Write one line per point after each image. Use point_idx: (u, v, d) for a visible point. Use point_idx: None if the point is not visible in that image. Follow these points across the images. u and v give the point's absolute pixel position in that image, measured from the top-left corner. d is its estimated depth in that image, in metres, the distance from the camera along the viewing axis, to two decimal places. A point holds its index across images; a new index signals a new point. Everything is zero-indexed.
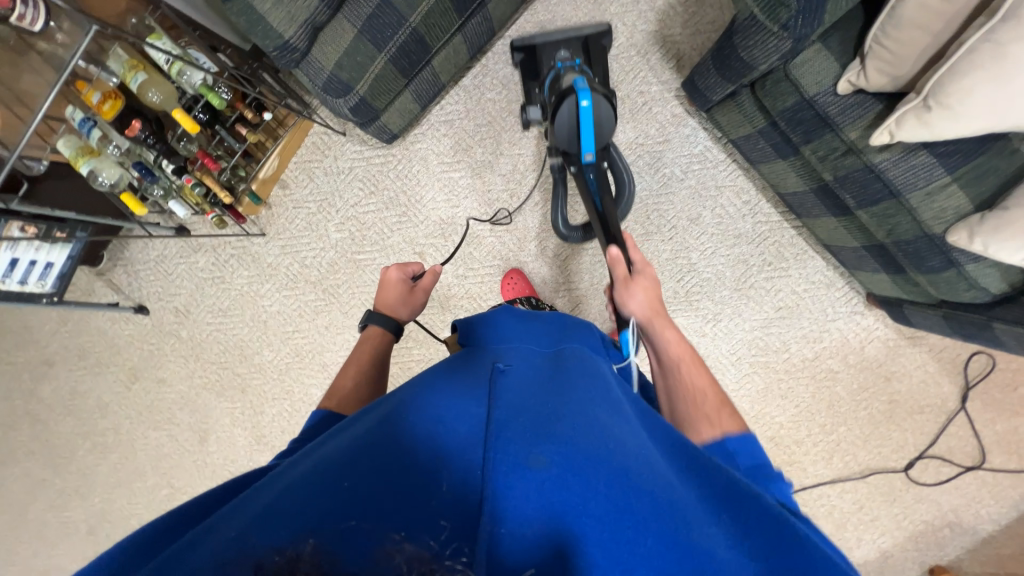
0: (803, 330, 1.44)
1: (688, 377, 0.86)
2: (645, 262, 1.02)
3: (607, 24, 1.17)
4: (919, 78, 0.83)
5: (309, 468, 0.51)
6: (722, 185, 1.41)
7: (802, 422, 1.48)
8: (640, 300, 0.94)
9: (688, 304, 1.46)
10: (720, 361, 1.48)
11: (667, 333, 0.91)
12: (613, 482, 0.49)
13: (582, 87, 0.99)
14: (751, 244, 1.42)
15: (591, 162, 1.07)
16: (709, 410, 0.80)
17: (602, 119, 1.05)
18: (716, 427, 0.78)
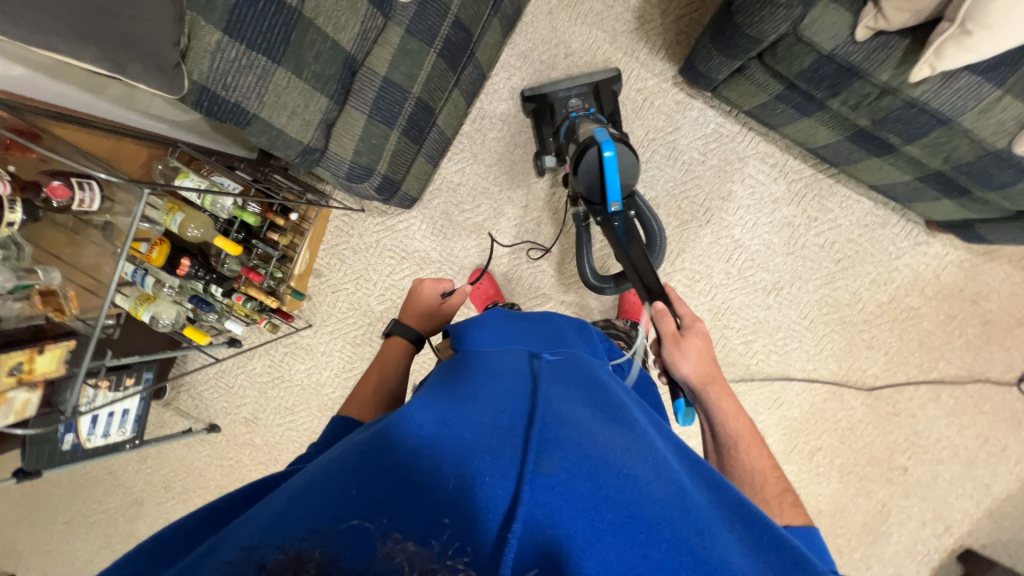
0: (870, 276, 1.39)
1: (746, 453, 0.83)
2: (694, 319, 0.95)
3: (615, 71, 1.33)
4: (939, 7, 0.81)
5: (320, 466, 0.52)
6: (745, 156, 1.38)
7: (896, 368, 1.41)
8: (693, 364, 0.89)
9: (744, 281, 1.42)
10: (794, 329, 1.43)
11: (723, 403, 0.87)
12: (626, 493, 0.48)
13: (605, 139, 1.02)
14: (792, 205, 1.39)
15: (618, 212, 1.05)
16: (770, 493, 0.78)
17: (626, 166, 1.07)
18: (777, 515, 0.75)
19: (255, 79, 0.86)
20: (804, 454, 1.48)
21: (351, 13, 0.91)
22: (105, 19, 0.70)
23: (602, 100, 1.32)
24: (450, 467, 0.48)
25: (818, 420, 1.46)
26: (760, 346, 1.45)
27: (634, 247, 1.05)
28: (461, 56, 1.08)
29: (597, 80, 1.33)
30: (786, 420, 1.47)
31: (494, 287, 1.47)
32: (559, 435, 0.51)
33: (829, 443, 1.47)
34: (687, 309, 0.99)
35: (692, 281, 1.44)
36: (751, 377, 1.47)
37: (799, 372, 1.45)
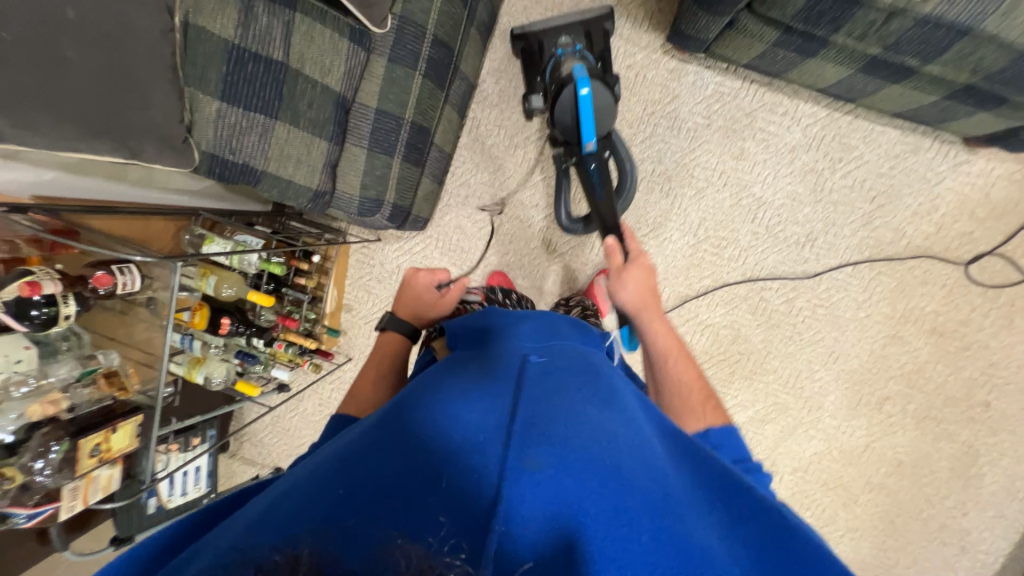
0: (910, 208, 1.30)
1: (675, 366, 0.92)
2: (639, 251, 1.07)
3: (609, 9, 1.19)
4: None
5: (310, 477, 0.52)
6: (752, 110, 1.33)
7: (959, 300, 1.32)
8: (632, 291, 1.00)
9: (774, 239, 1.37)
10: (838, 278, 1.36)
11: (656, 323, 0.97)
12: (616, 481, 0.48)
13: (581, 75, 1.01)
14: (811, 150, 1.32)
15: (592, 150, 1.06)
16: (695, 402, 0.86)
17: (602, 107, 1.07)
18: (700, 416, 0.83)
19: (258, 137, 0.90)
20: (872, 406, 1.41)
21: (334, 53, 0.93)
22: (118, 113, 0.74)
23: (596, 41, 1.21)
24: (438, 467, 0.49)
25: (881, 368, 1.39)
26: (804, 302, 1.39)
27: (604, 190, 1.12)
28: (444, 72, 1.08)
29: (594, 18, 1.19)
30: (846, 373, 1.41)
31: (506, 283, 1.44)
32: (548, 433, 0.52)
33: (896, 390, 1.39)
34: (636, 245, 1.11)
35: (719, 248, 1.40)
36: (799, 336, 1.41)
37: (852, 322, 1.38)
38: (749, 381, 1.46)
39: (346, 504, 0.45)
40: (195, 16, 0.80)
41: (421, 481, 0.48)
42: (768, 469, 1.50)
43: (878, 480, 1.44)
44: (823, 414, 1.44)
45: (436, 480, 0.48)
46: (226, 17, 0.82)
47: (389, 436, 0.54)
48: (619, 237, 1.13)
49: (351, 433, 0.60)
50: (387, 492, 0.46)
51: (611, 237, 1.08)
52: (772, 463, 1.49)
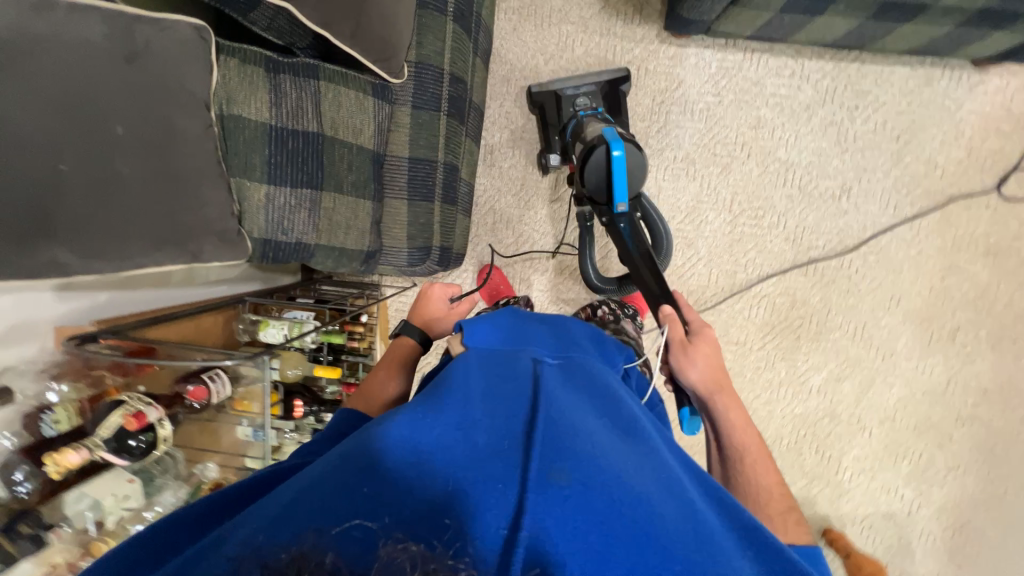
0: (936, 138, 1.31)
1: (750, 466, 0.76)
2: (702, 322, 0.89)
3: (625, 70, 1.30)
4: None
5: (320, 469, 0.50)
6: (760, 78, 1.33)
7: (1007, 216, 1.31)
8: (702, 372, 0.81)
9: (810, 197, 1.37)
10: (882, 222, 1.36)
11: (730, 412, 0.80)
12: (641, 509, 0.45)
13: (614, 138, 1.01)
14: (827, 104, 1.33)
15: (625, 211, 1.04)
16: (771, 514, 0.70)
17: (636, 169, 1.05)
18: (778, 532, 0.68)
19: (307, 213, 0.87)
20: (945, 339, 1.40)
21: (362, 113, 0.91)
22: (175, 219, 0.72)
23: (613, 100, 1.29)
24: (456, 477, 0.46)
25: (945, 301, 1.38)
26: (854, 252, 1.38)
27: (640, 249, 1.04)
28: (463, 106, 1.07)
29: (609, 78, 1.29)
30: (911, 312, 1.40)
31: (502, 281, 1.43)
32: (576, 448, 0.49)
33: (965, 318, 1.38)
34: (694, 313, 0.93)
35: (758, 218, 1.40)
36: (857, 286, 1.40)
37: (905, 261, 1.37)
38: (817, 343, 1.44)
39: (356, 502, 0.44)
40: (229, 106, 0.79)
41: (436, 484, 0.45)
42: (856, 425, 1.47)
43: (969, 411, 1.41)
44: (898, 358, 1.42)
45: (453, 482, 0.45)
46: (258, 100, 0.81)
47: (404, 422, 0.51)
48: (671, 301, 0.94)
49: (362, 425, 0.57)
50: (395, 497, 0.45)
51: (669, 305, 0.88)
52: (859, 418, 1.46)
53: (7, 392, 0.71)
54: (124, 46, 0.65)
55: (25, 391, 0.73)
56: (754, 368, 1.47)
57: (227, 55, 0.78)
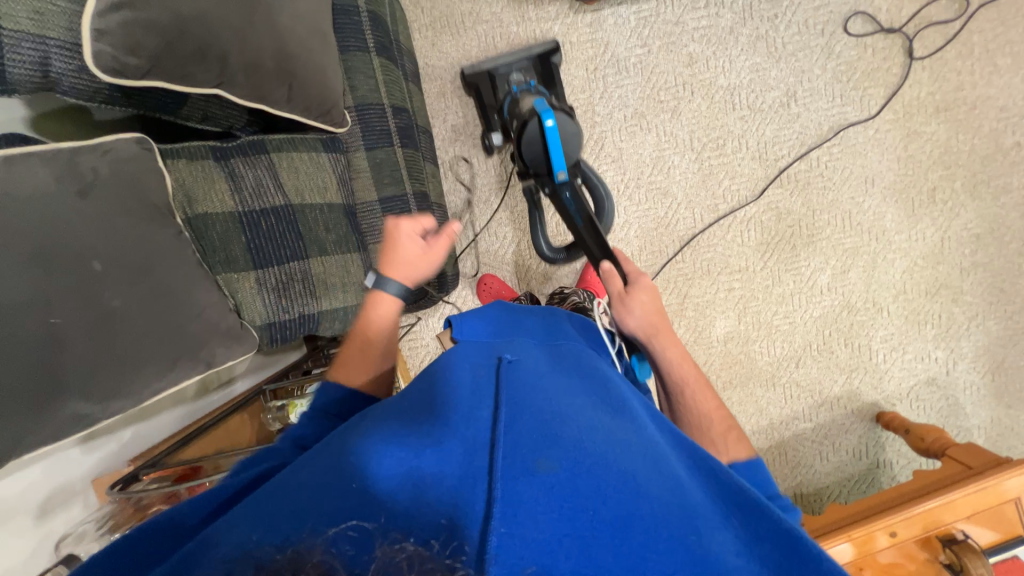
0: (857, 21, 1.36)
1: (693, 394, 0.81)
2: (638, 272, 0.98)
3: (552, 42, 1.30)
4: None
5: (315, 474, 0.48)
6: (679, 17, 1.36)
7: (943, 72, 1.37)
8: (639, 317, 0.90)
9: (760, 112, 1.41)
10: (834, 113, 1.40)
11: (671, 351, 0.85)
12: (626, 486, 0.45)
13: (545, 108, 1.01)
14: (747, 22, 1.36)
15: (565, 180, 1.05)
16: (716, 434, 0.76)
17: (571, 136, 1.06)
18: (721, 451, 0.73)
19: (301, 284, 0.86)
20: (926, 203, 1.45)
21: (321, 170, 0.90)
22: (179, 332, 0.70)
23: (547, 75, 1.30)
24: (445, 471, 0.46)
25: (915, 167, 1.43)
26: (818, 150, 1.42)
27: (583, 217, 1.07)
28: (414, 130, 1.07)
29: (540, 52, 1.29)
30: (889, 188, 1.44)
31: (504, 287, 1.40)
32: (561, 435, 0.48)
33: (938, 177, 1.43)
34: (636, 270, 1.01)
35: (721, 148, 1.43)
36: (832, 181, 1.44)
37: (868, 142, 1.42)
38: (812, 245, 1.48)
39: (348, 506, 0.43)
40: (192, 206, 0.78)
41: (431, 483, 0.45)
42: (874, 309, 1.51)
43: (970, 261, 1.46)
44: (891, 235, 1.47)
45: (449, 480, 0.45)
46: (219, 191, 0.80)
47: (398, 427, 0.51)
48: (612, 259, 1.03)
49: (351, 424, 0.55)
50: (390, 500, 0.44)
51: (604, 262, 0.99)
52: (874, 301, 1.51)
53: (72, 559, 0.65)
54: (75, 182, 0.63)
55: (88, 551, 0.67)
56: (764, 288, 1.49)
57: (173, 157, 0.77)
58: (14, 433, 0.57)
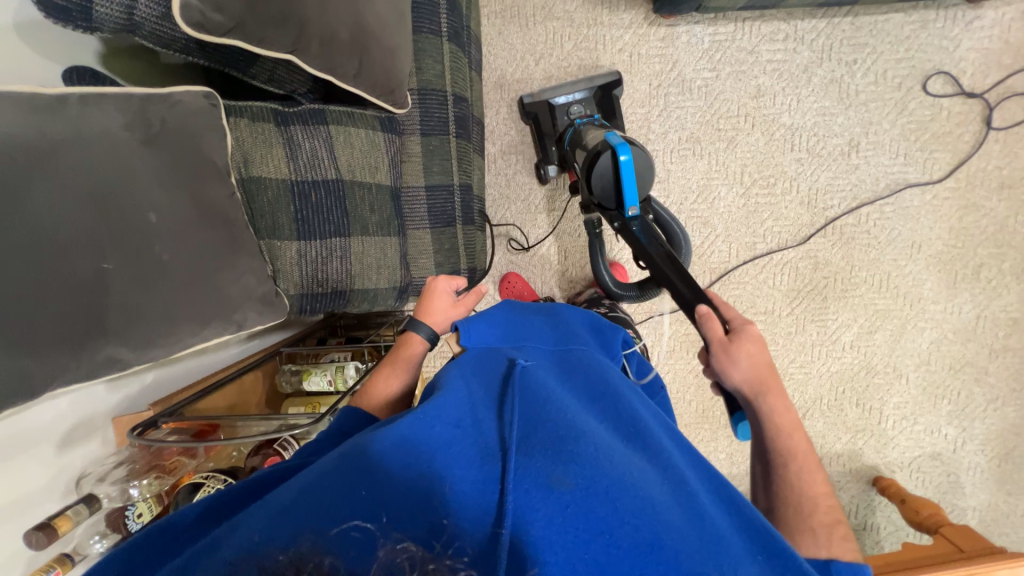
0: (939, 80, 1.30)
1: (802, 476, 0.67)
2: (744, 319, 0.77)
3: (615, 74, 1.29)
4: None
5: (322, 469, 0.48)
6: (754, 46, 1.32)
7: (1017, 147, 1.32)
8: (745, 372, 0.73)
9: (818, 158, 1.37)
10: (894, 171, 1.36)
11: (772, 419, 0.70)
12: (643, 513, 0.43)
13: (621, 142, 0.95)
14: (824, 62, 1.32)
15: (636, 217, 0.98)
16: (818, 524, 0.63)
17: (644, 169, 0.99)
18: (819, 543, 0.61)
19: (339, 261, 0.86)
20: (970, 278, 1.41)
21: (375, 150, 0.90)
22: (219, 293, 0.71)
23: (608, 106, 1.27)
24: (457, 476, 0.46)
25: (966, 240, 1.39)
26: (869, 206, 1.39)
27: (657, 248, 0.96)
28: (470, 122, 1.05)
29: (602, 83, 1.28)
30: (933, 257, 1.41)
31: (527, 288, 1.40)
32: (575, 453, 0.47)
33: (987, 254, 1.39)
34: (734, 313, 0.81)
35: (770, 187, 1.39)
36: (877, 239, 1.40)
37: (922, 207, 1.38)
38: (844, 300, 1.45)
39: (354, 503, 0.44)
40: (248, 168, 0.77)
41: (439, 487, 0.45)
42: (893, 374, 1.48)
43: (1002, 344, 1.43)
44: (926, 303, 1.44)
45: (458, 487, 0.45)
46: (275, 156, 0.79)
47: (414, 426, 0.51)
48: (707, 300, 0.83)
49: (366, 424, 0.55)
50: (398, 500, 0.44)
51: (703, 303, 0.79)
52: (894, 367, 1.48)
53: (94, 500, 0.69)
54: (142, 130, 0.63)
55: (109, 494, 0.72)
56: (786, 334, 1.47)
57: (236, 116, 0.76)
58: (51, 368, 0.57)
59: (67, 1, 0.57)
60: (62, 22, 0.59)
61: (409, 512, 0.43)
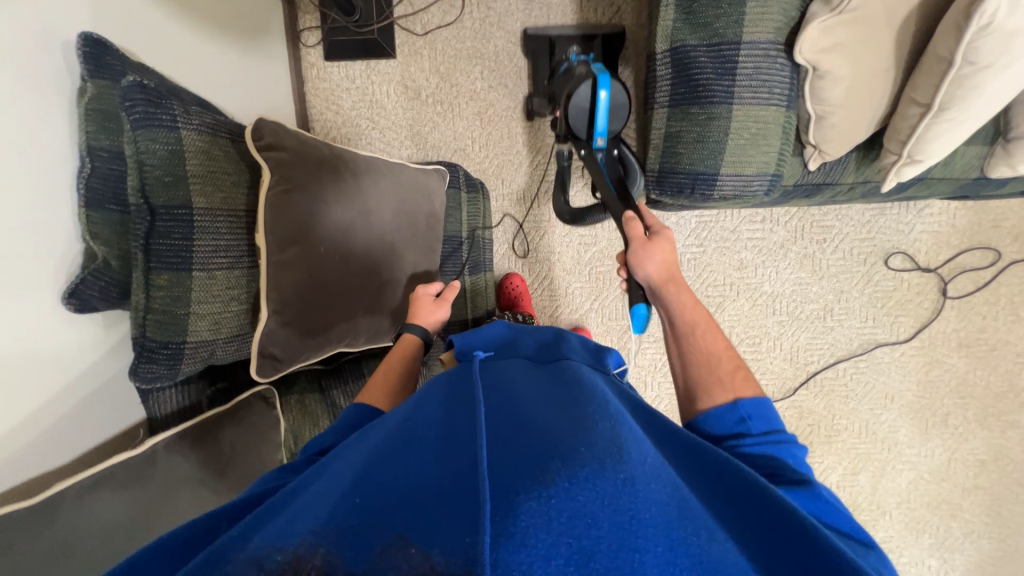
0: (898, 256, 1.48)
1: (705, 338, 0.73)
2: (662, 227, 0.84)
3: (620, 27, 1.30)
4: (887, 118, 0.78)
5: (321, 493, 0.45)
6: (736, 226, 1.48)
7: (970, 314, 1.48)
8: (660, 265, 0.78)
9: (796, 320, 1.51)
10: (866, 332, 1.51)
11: (682, 297, 0.77)
12: (636, 492, 0.40)
13: (602, 74, 0.89)
14: (798, 240, 1.48)
15: (602, 149, 0.92)
16: (724, 372, 0.69)
17: (622, 104, 0.94)
18: (728, 389, 0.67)
19: None
20: (939, 424, 1.53)
21: None
22: None
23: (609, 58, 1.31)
24: (442, 483, 0.43)
25: (933, 391, 1.52)
26: (846, 362, 1.52)
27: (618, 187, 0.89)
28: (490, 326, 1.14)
29: (604, 35, 1.30)
30: (906, 405, 1.53)
31: (525, 297, 1.36)
32: (570, 441, 0.45)
33: (953, 404, 1.52)
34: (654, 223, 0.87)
35: (756, 345, 1.52)
36: (854, 391, 1.53)
37: (892, 362, 1.52)
38: (828, 445, 1.56)
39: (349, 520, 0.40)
40: (297, 444, 0.86)
41: (439, 485, 0.42)
42: (877, 511, 1.57)
43: (973, 483, 1.53)
44: (902, 447, 1.55)
45: (459, 485, 0.42)
46: (319, 426, 0.88)
47: (397, 449, 0.48)
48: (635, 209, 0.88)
49: (359, 444, 0.53)
50: (400, 507, 0.41)
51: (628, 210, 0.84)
52: (878, 504, 1.57)
53: None
54: (215, 464, 0.75)
55: None
56: None
57: (287, 397, 0.88)
58: None
59: (158, 373, 0.66)
60: (150, 384, 0.68)
61: (409, 514, 0.40)
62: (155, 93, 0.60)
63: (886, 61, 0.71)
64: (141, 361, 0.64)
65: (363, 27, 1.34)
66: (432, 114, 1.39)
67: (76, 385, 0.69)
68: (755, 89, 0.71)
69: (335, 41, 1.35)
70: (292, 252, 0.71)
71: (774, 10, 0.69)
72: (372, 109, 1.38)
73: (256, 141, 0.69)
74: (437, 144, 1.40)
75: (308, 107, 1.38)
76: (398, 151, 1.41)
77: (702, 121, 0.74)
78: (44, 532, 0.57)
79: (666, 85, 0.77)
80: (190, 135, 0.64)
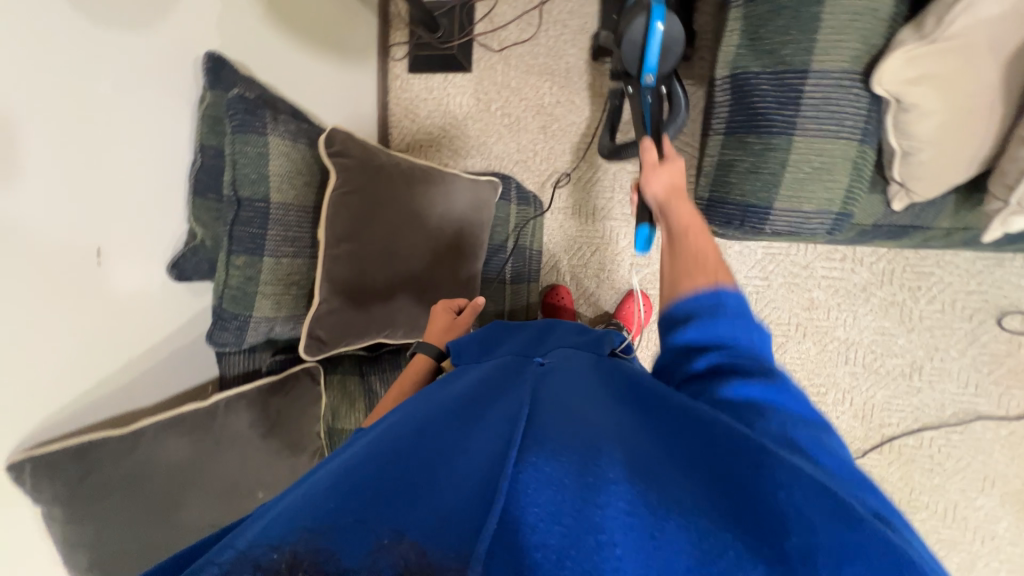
0: (1014, 316, 1.26)
1: (695, 241, 0.63)
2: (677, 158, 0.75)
3: None
4: (989, 157, 0.68)
5: (317, 480, 0.43)
6: (810, 262, 1.35)
7: None
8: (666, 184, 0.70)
9: (874, 373, 1.34)
10: (963, 400, 1.30)
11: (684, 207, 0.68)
12: (614, 466, 0.38)
13: (658, 5, 0.84)
14: (884, 285, 1.32)
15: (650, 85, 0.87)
16: (704, 263, 0.60)
17: (675, 38, 0.87)
18: (700, 274, 0.59)
19: None
20: None
21: None
22: None
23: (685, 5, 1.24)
24: (429, 454, 0.42)
25: None
26: (934, 431, 1.31)
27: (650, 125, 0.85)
28: None
29: None
30: (1010, 494, 1.28)
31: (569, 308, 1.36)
32: (549, 425, 0.44)
33: None
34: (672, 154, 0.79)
35: (821, 395, 1.37)
36: (942, 466, 1.31)
37: (996, 440, 1.28)
38: None
39: (345, 494, 0.38)
40: (334, 420, 0.94)
41: (426, 459, 0.41)
42: None
43: None
44: (1001, 542, 1.28)
45: (438, 458, 0.41)
46: (355, 407, 0.96)
47: (392, 432, 0.47)
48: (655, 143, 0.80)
49: (347, 447, 0.50)
50: (386, 481, 0.39)
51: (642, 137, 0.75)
52: None
53: None
54: (264, 425, 0.85)
55: None
56: None
57: (331, 375, 0.97)
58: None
59: (227, 338, 0.77)
60: (220, 348, 0.79)
61: (384, 483, 0.39)
62: (253, 104, 0.72)
63: (989, 98, 0.63)
64: (216, 326, 0.75)
65: (445, 43, 1.43)
66: (499, 126, 1.45)
67: (168, 339, 0.82)
68: (821, 121, 0.67)
69: (420, 55, 1.46)
70: (346, 248, 0.80)
71: (851, 37, 0.64)
72: (445, 118, 1.48)
73: (328, 148, 0.78)
74: (500, 154, 1.46)
75: (389, 115, 1.51)
76: (463, 158, 1.48)
77: (757, 151, 0.70)
78: (124, 459, 0.72)
79: (723, 112, 0.75)
80: (276, 139, 0.75)
